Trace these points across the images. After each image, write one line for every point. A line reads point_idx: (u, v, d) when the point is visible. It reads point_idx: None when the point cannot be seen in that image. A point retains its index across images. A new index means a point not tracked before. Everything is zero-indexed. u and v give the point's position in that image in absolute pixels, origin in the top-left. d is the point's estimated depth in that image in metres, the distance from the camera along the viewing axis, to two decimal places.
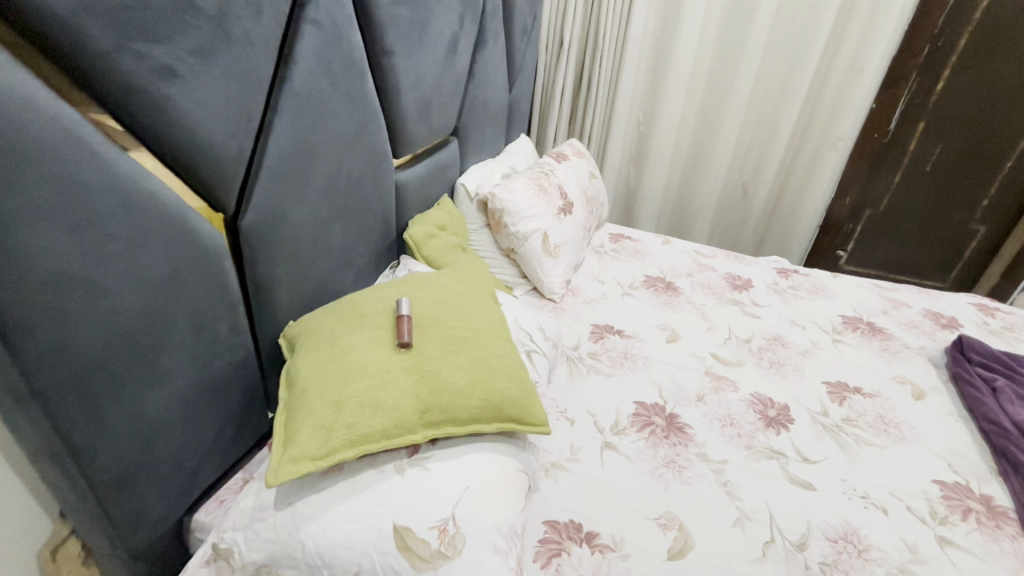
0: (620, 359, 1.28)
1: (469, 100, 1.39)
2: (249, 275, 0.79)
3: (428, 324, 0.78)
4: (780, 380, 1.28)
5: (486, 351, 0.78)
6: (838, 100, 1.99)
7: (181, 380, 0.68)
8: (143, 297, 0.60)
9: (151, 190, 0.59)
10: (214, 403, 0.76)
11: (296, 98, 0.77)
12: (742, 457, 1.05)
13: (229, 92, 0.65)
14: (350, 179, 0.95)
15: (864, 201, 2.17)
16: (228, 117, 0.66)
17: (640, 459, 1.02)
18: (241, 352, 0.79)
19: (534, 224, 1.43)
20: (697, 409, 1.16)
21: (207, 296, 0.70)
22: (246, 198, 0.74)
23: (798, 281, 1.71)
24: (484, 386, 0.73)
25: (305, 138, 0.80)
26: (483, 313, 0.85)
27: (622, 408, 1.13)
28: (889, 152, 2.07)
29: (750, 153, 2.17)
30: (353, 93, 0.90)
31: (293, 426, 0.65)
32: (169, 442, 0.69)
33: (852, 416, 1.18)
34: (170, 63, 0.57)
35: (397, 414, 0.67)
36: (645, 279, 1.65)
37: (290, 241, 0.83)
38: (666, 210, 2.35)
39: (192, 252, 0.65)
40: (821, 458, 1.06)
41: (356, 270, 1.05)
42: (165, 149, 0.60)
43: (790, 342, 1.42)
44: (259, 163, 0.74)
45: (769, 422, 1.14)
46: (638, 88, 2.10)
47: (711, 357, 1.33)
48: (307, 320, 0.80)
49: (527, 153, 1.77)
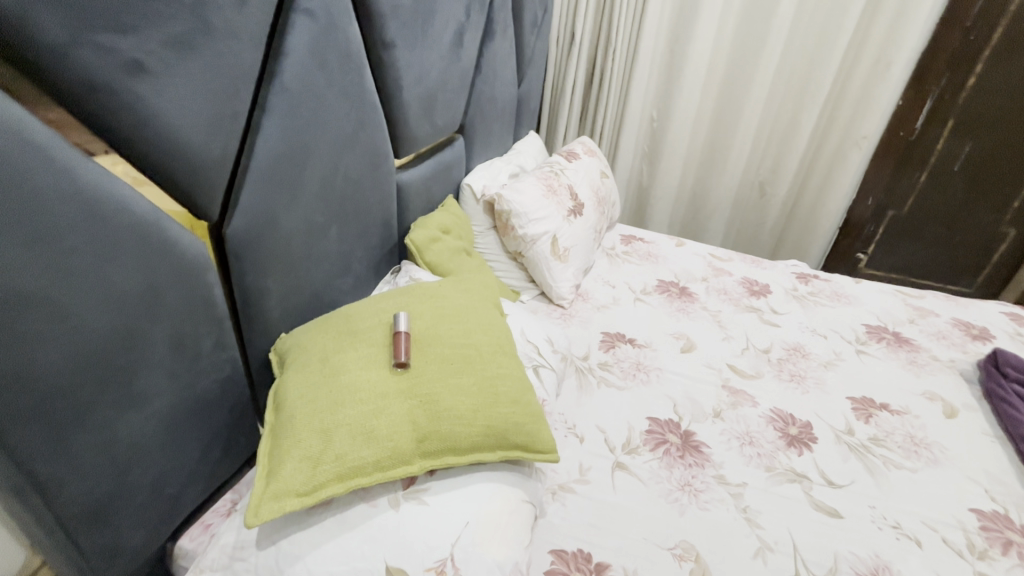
0: (632, 370, 1.22)
1: (476, 95, 1.33)
2: (237, 286, 0.73)
3: (428, 340, 0.72)
4: (801, 395, 1.20)
5: (490, 371, 0.72)
6: (863, 97, 1.91)
7: (160, 403, 0.63)
8: (115, 316, 0.55)
9: (122, 197, 0.53)
10: (199, 424, 0.70)
11: (286, 95, 0.71)
12: (762, 480, 0.99)
13: (211, 89, 0.60)
14: (348, 181, 0.89)
15: (888, 201, 2.08)
16: (210, 117, 0.60)
17: (653, 481, 0.96)
18: (228, 369, 0.74)
19: (543, 227, 1.37)
20: (714, 426, 1.09)
21: (190, 312, 0.64)
22: (231, 205, 0.68)
23: (818, 286, 1.64)
24: (486, 411, 0.67)
25: (296, 138, 0.74)
26: (488, 327, 0.79)
27: (634, 424, 1.07)
28: (915, 151, 1.98)
29: (767, 151, 2.09)
30: (350, 89, 0.83)
31: (277, 456, 0.59)
32: (147, 469, 0.64)
33: (880, 435, 1.11)
34: (140, 57, 0.51)
35: (392, 444, 0.61)
36: (658, 284, 1.58)
37: (281, 249, 0.78)
38: (679, 210, 2.27)
39: (170, 264, 0.60)
40: (847, 482, 1.00)
41: (354, 277, 0.99)
42: (138, 152, 0.54)
43: (811, 353, 1.35)
44: (245, 166, 0.68)
45: (791, 441, 1.07)
46: (652, 83, 2.02)
47: (728, 368, 1.27)
48: (297, 334, 0.75)
49: (536, 151, 1.70)
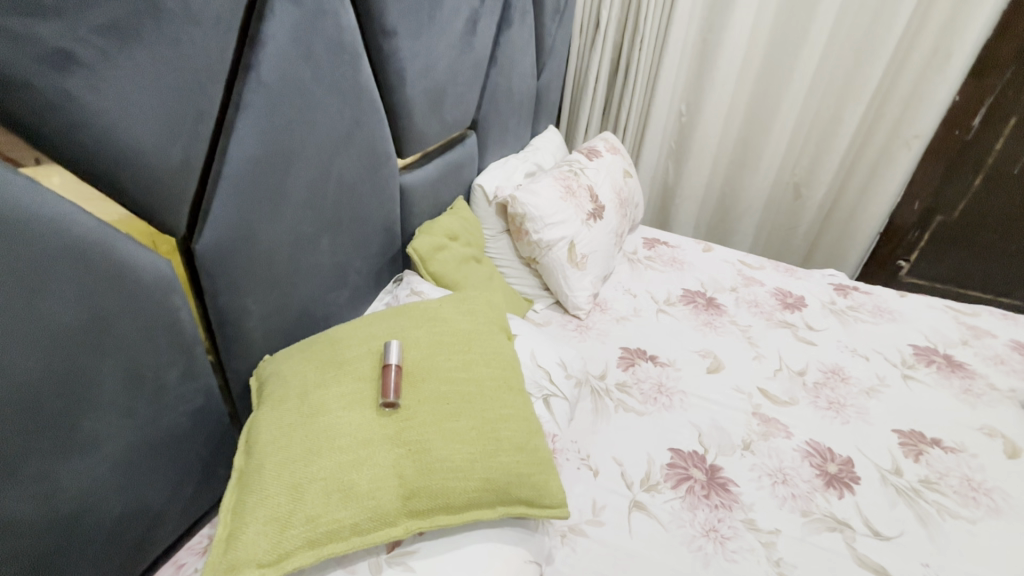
0: (653, 393, 1.11)
1: (491, 88, 1.23)
2: (211, 306, 0.65)
3: (421, 374, 0.64)
4: (840, 426, 1.09)
5: (492, 412, 0.63)
6: (915, 92, 1.75)
7: (114, 445, 0.56)
8: (49, 353, 0.48)
9: (53, 215, 0.45)
10: (166, 462, 0.63)
11: (264, 91, 0.62)
12: (797, 527, 0.88)
13: (166, 86, 0.52)
14: (342, 186, 0.80)
15: (936, 206, 1.92)
16: (166, 119, 0.53)
17: (674, 525, 0.86)
18: (200, 399, 0.66)
19: (560, 232, 1.26)
20: (743, 460, 0.99)
21: (149, 340, 0.57)
22: (200, 216, 0.60)
23: (858, 299, 1.50)
24: (486, 461, 0.58)
25: (278, 140, 0.66)
26: (492, 356, 0.70)
27: (653, 456, 0.98)
28: (971, 151, 1.81)
29: (805, 149, 1.94)
30: (343, 83, 0.74)
31: (239, 515, 0.52)
32: (103, 514, 0.57)
33: (932, 478, 0.99)
34: (67, 47, 0.44)
35: (374, 503, 0.53)
36: (683, 294, 1.46)
37: (261, 262, 0.70)
38: (706, 211, 2.14)
39: (120, 289, 0.52)
40: (895, 534, 0.89)
41: (351, 289, 0.91)
42: (77, 159, 0.47)
43: (851, 377, 1.22)
44: (216, 172, 0.60)
45: (829, 481, 0.96)
46: (681, 75, 1.89)
47: (759, 393, 1.16)
48: (278, 361, 0.67)
49: (554, 148, 1.59)
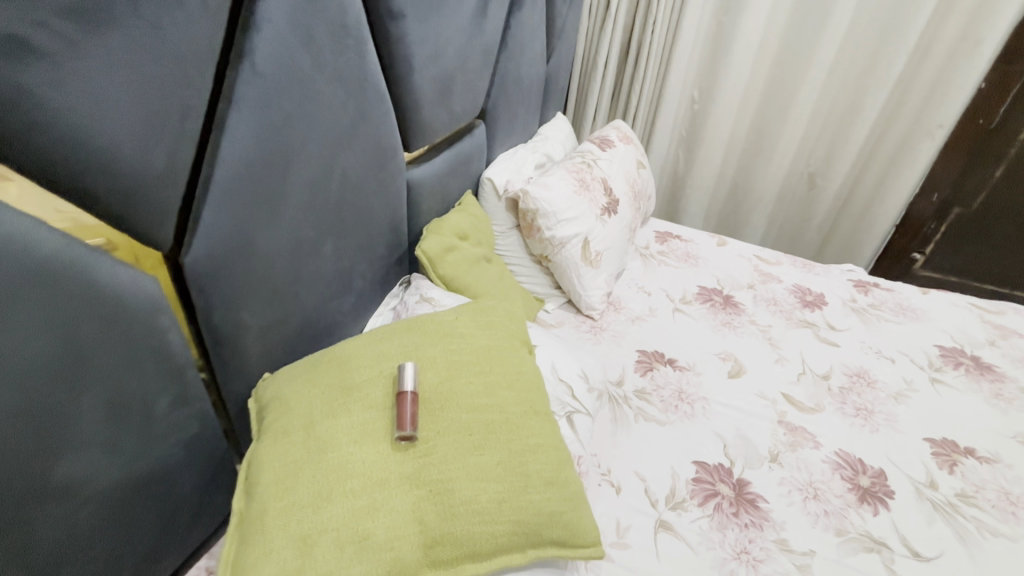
0: (674, 401, 1.06)
1: (501, 75, 1.14)
2: (203, 323, 0.59)
3: (440, 401, 0.57)
4: (869, 435, 1.04)
5: (520, 442, 0.57)
6: (940, 79, 1.68)
7: (96, 487, 0.49)
8: (16, 391, 0.41)
9: (12, 234, 0.38)
10: (158, 498, 0.57)
11: (259, 81, 0.54)
12: (833, 548, 0.83)
13: (145, 76, 0.44)
14: (346, 185, 0.73)
15: (955, 198, 1.86)
16: (145, 115, 0.45)
17: (704, 547, 0.81)
18: (194, 426, 0.60)
19: (574, 228, 1.19)
20: (771, 474, 0.94)
21: (134, 368, 0.50)
22: (190, 227, 0.53)
23: (879, 296, 1.45)
24: (516, 501, 0.53)
25: (276, 137, 0.58)
26: (517, 376, 0.63)
27: (678, 470, 0.92)
28: (994, 142, 1.75)
29: (822, 138, 1.86)
30: (348, 72, 0.67)
31: (241, 571, 0.46)
32: (87, 560, 0.51)
33: (969, 491, 0.95)
34: (23, 34, 0.36)
35: (392, 555, 0.47)
36: (699, 292, 1.40)
37: (259, 273, 0.63)
38: (717, 202, 2.07)
39: (98, 313, 0.45)
40: (935, 555, 0.84)
41: (356, 295, 0.84)
42: (42, 165, 0.40)
43: (877, 381, 1.17)
44: (207, 176, 0.52)
45: (863, 496, 0.92)
46: (694, 60, 1.81)
47: (783, 399, 1.10)
48: (279, 383, 0.60)
49: (564, 137, 1.50)
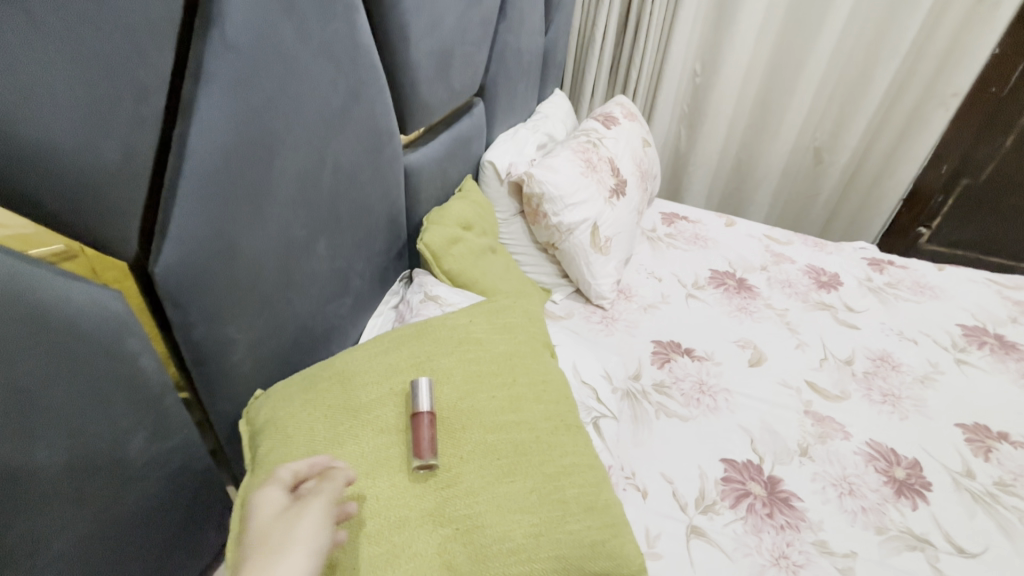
0: (695, 394, 1.00)
1: (500, 48, 1.05)
2: (184, 342, 0.51)
3: (461, 421, 0.52)
4: (899, 422, 0.99)
5: (553, 464, 0.52)
6: (953, 46, 1.61)
7: (62, 543, 0.42)
8: None
9: None
10: (143, 544, 0.50)
11: (232, 56, 0.45)
12: (874, 548, 0.79)
13: (81, 49, 0.36)
14: (340, 176, 0.64)
15: (965, 170, 1.80)
16: (84, 96, 0.37)
17: (740, 553, 0.76)
18: (179, 459, 0.52)
19: (582, 213, 1.12)
20: (803, 469, 0.88)
21: (97, 402, 0.42)
22: (158, 234, 0.45)
23: (895, 274, 1.40)
24: (554, 534, 0.48)
25: (256, 122, 0.50)
26: (543, 386, 0.58)
27: (705, 469, 0.87)
28: (1006, 110, 1.68)
29: (829, 110, 1.79)
30: (338, 46, 0.58)
31: None
32: None
33: (1007, 479, 0.91)
34: None
35: None
36: (711, 276, 1.34)
37: (247, 281, 0.55)
38: (720, 178, 2.00)
39: (47, 343, 0.38)
40: (980, 550, 0.80)
41: (354, 297, 0.76)
42: None
43: (902, 365, 1.12)
44: (175, 170, 0.44)
45: (898, 489, 0.87)
46: (697, 31, 1.71)
47: (807, 387, 1.05)
48: (278, 405, 0.54)
49: (564, 115, 1.41)
